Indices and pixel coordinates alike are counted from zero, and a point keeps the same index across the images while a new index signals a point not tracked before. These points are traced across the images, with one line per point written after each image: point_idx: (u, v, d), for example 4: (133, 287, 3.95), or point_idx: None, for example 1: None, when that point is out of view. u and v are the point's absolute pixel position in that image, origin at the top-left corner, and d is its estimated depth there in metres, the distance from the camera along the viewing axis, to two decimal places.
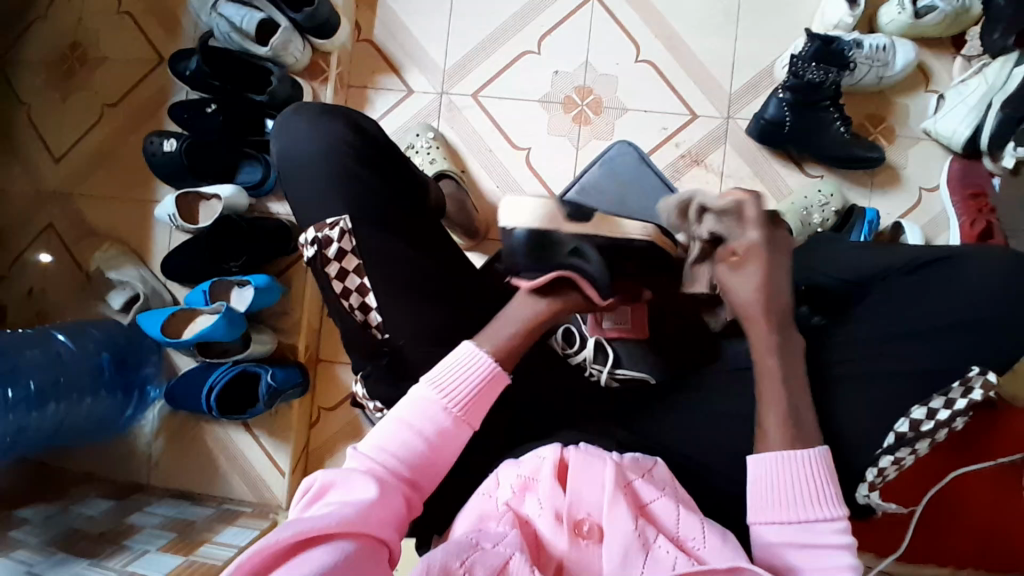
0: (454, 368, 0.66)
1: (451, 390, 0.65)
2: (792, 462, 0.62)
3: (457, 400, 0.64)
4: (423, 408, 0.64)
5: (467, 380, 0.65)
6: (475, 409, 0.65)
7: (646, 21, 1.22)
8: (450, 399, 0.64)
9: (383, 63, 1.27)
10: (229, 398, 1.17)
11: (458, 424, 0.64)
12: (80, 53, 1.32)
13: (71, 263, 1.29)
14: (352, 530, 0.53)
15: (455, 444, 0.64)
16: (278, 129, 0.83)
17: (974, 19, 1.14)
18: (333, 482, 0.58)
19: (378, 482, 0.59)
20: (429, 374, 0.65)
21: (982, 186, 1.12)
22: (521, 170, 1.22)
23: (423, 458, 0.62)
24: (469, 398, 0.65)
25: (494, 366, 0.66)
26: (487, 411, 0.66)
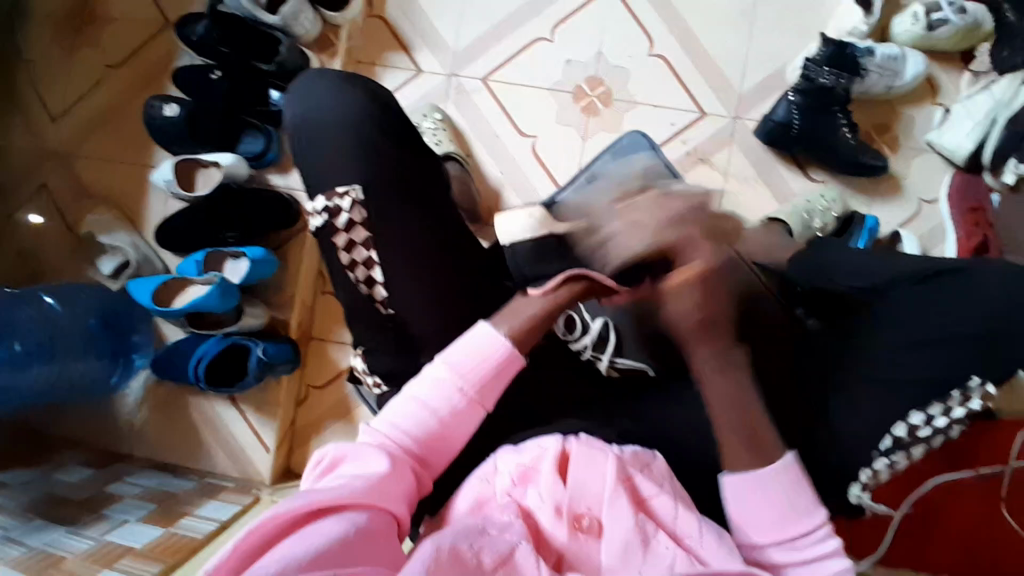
0: (470, 349, 0.65)
1: (466, 370, 0.64)
2: (761, 481, 0.62)
3: (471, 381, 0.64)
4: (438, 387, 0.64)
5: (482, 361, 0.65)
6: (488, 391, 0.65)
7: (661, 15, 1.21)
8: (465, 379, 0.64)
9: (394, 41, 1.25)
10: (219, 372, 1.15)
11: (471, 404, 0.64)
12: (85, 11, 1.29)
13: (63, 225, 1.27)
14: (363, 503, 0.54)
15: (468, 424, 0.65)
16: (293, 93, 0.82)
17: (985, 36, 1.15)
18: (346, 455, 0.59)
19: (389, 457, 0.59)
20: (446, 353, 0.65)
21: (982, 201, 1.12)
22: (526, 159, 1.21)
23: (434, 436, 0.63)
24: (483, 379, 0.65)
25: (510, 348, 0.66)
26: (500, 392, 0.66)
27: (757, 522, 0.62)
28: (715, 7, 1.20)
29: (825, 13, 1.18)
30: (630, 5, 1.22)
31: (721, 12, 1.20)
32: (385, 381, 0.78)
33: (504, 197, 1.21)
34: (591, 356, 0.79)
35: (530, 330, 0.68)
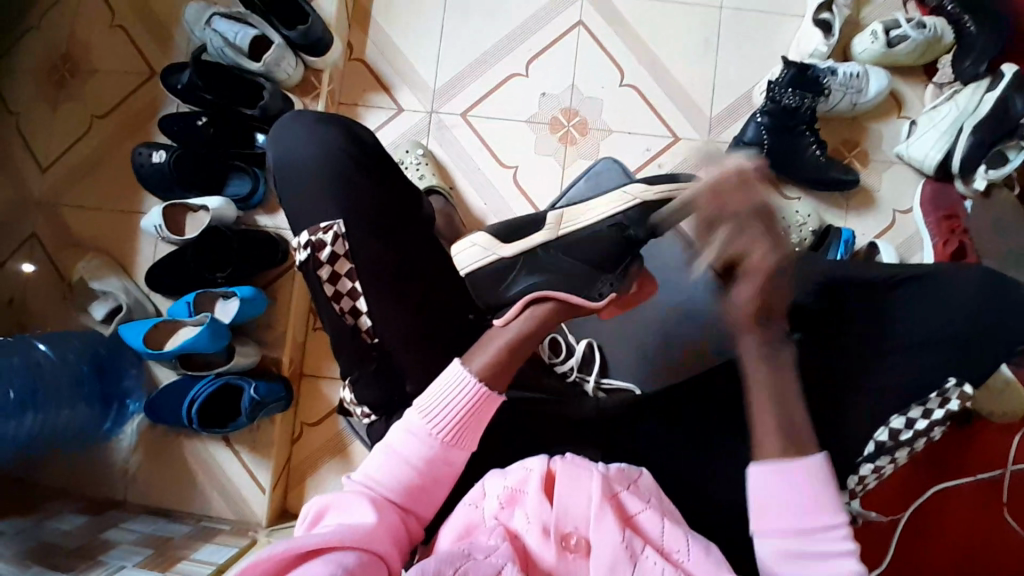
0: (442, 393, 0.66)
1: (439, 416, 0.65)
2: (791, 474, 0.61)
3: (445, 425, 0.65)
4: (412, 436, 0.64)
5: (453, 406, 0.65)
6: (465, 433, 0.65)
7: (631, 47, 1.26)
8: (439, 423, 0.64)
9: (374, 82, 1.29)
10: (211, 412, 1.16)
11: (450, 449, 0.65)
12: (71, 63, 1.32)
13: (53, 273, 1.28)
14: (348, 548, 0.55)
15: (450, 468, 0.65)
16: (275, 138, 0.85)
17: (946, 48, 1.20)
18: (331, 506, 0.60)
19: (374, 505, 0.60)
20: (418, 401, 0.66)
21: (954, 208, 1.17)
22: (508, 189, 1.24)
23: (417, 486, 0.63)
24: (456, 422, 0.65)
25: (482, 388, 0.66)
26: (480, 432, 0.67)
27: (777, 522, 0.60)
28: (681, 37, 1.26)
29: (787, 39, 1.24)
30: (600, 40, 1.27)
31: (687, 42, 1.26)
32: (374, 411, 0.78)
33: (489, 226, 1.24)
34: (578, 376, 0.95)
35: (501, 368, 0.68)
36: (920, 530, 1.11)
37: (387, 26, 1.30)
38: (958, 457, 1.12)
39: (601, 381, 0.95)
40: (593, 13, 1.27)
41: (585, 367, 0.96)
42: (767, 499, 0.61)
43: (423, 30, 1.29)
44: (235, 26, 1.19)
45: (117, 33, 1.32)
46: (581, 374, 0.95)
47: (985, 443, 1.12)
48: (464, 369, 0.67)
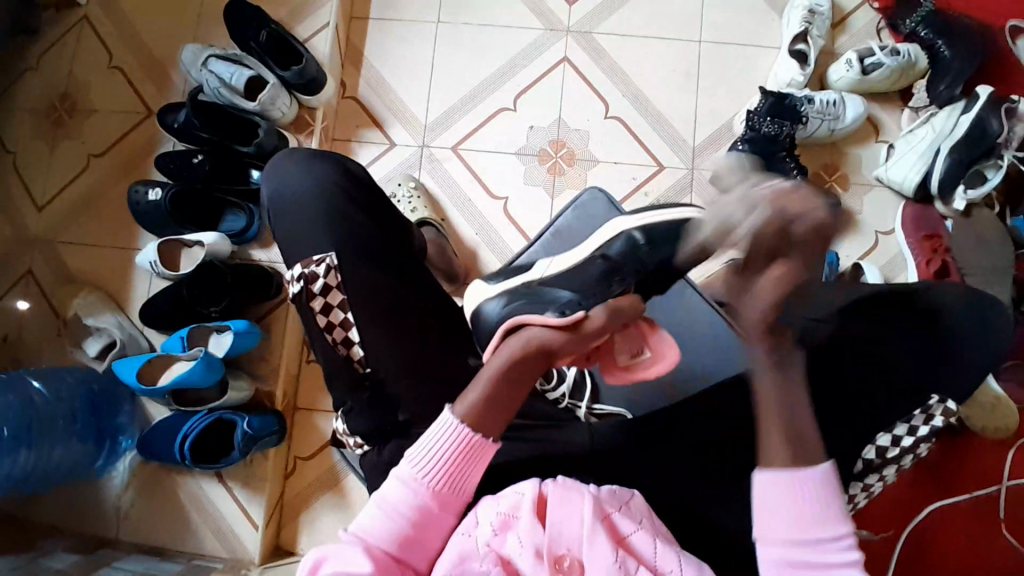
0: (434, 440, 0.66)
1: (432, 466, 0.65)
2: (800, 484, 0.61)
3: (438, 475, 0.65)
4: (404, 486, 0.65)
5: (446, 455, 0.65)
6: (457, 484, 0.65)
7: (615, 81, 1.30)
8: (431, 469, 0.65)
9: (367, 118, 1.33)
10: (204, 448, 1.15)
11: (442, 501, 0.65)
12: (69, 104, 1.35)
13: (47, 309, 1.28)
14: None
15: (441, 526, 0.65)
16: (270, 174, 0.87)
17: (921, 73, 1.25)
18: (326, 557, 0.61)
19: (368, 555, 0.61)
20: (412, 448, 0.66)
21: (936, 229, 1.21)
22: (499, 219, 1.27)
23: (410, 539, 0.64)
24: (449, 470, 0.65)
25: (474, 436, 0.65)
26: (474, 478, 0.66)
27: (781, 519, 0.60)
28: (663, 70, 1.30)
29: (765, 69, 1.30)
30: (585, 75, 1.31)
31: (668, 74, 1.30)
32: (366, 440, 0.78)
33: (481, 255, 1.26)
34: (570, 403, 0.93)
35: (495, 415, 0.66)
36: (920, 547, 1.11)
37: (379, 64, 1.34)
38: (952, 473, 1.13)
39: (593, 407, 0.92)
40: (578, 50, 1.32)
41: (576, 394, 0.94)
42: (770, 507, 0.61)
43: (414, 68, 1.34)
44: (230, 67, 1.22)
45: (115, 75, 1.36)
46: (572, 401, 0.94)
47: (978, 459, 1.13)
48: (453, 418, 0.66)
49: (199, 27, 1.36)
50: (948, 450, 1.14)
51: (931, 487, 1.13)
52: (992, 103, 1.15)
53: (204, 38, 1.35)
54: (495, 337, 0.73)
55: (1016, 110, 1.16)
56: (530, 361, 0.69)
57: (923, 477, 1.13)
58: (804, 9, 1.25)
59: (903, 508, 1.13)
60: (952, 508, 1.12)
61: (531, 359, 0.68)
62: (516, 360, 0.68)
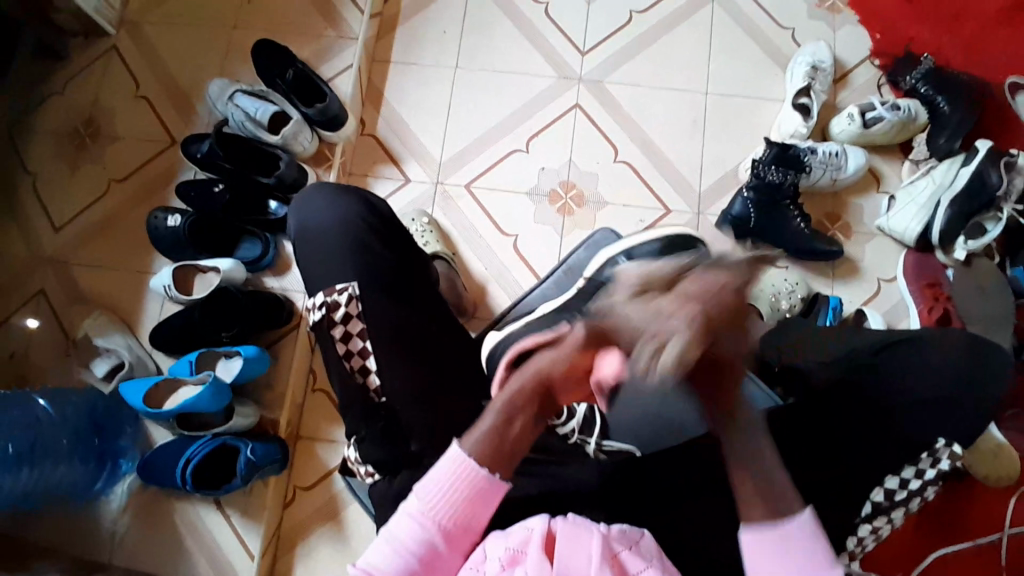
0: (439, 477, 0.67)
1: (439, 500, 0.66)
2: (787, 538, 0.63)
3: (447, 510, 0.66)
4: (412, 520, 0.66)
5: (454, 490, 0.66)
6: (465, 521, 0.66)
7: (624, 127, 1.35)
8: (439, 506, 0.66)
9: (384, 154, 1.37)
10: (205, 475, 1.15)
11: (450, 538, 0.66)
12: (93, 128, 1.40)
13: (59, 328, 1.30)
14: None
15: (448, 564, 0.66)
16: (296, 205, 0.90)
17: (920, 127, 1.29)
18: None
19: None
20: (418, 484, 0.67)
21: (936, 276, 1.23)
22: (509, 255, 1.30)
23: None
24: (457, 507, 0.66)
25: (481, 474, 0.66)
26: (481, 514, 0.67)
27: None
28: (670, 119, 1.35)
29: (768, 120, 1.34)
30: (595, 121, 1.36)
31: (675, 122, 1.35)
32: (377, 470, 0.79)
33: (489, 289, 1.28)
34: (579, 439, 0.91)
35: (519, 441, 0.68)
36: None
37: (397, 104, 1.39)
38: (960, 525, 1.12)
39: (602, 443, 0.91)
40: (588, 97, 1.37)
41: (586, 429, 0.92)
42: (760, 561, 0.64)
43: (431, 109, 1.39)
44: (256, 102, 1.28)
45: (141, 104, 1.41)
46: (582, 437, 0.92)
47: (984, 508, 1.13)
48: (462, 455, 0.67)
49: (225, 62, 1.42)
50: (956, 500, 1.13)
51: (939, 538, 1.12)
52: (991, 157, 1.18)
53: (231, 73, 1.41)
54: (500, 371, 0.74)
55: (1016, 163, 1.18)
56: (538, 395, 0.69)
57: (928, 525, 1.12)
58: (806, 65, 1.32)
59: (909, 558, 1.11)
60: (960, 560, 1.11)
61: (534, 396, 0.69)
62: (528, 395, 0.69)
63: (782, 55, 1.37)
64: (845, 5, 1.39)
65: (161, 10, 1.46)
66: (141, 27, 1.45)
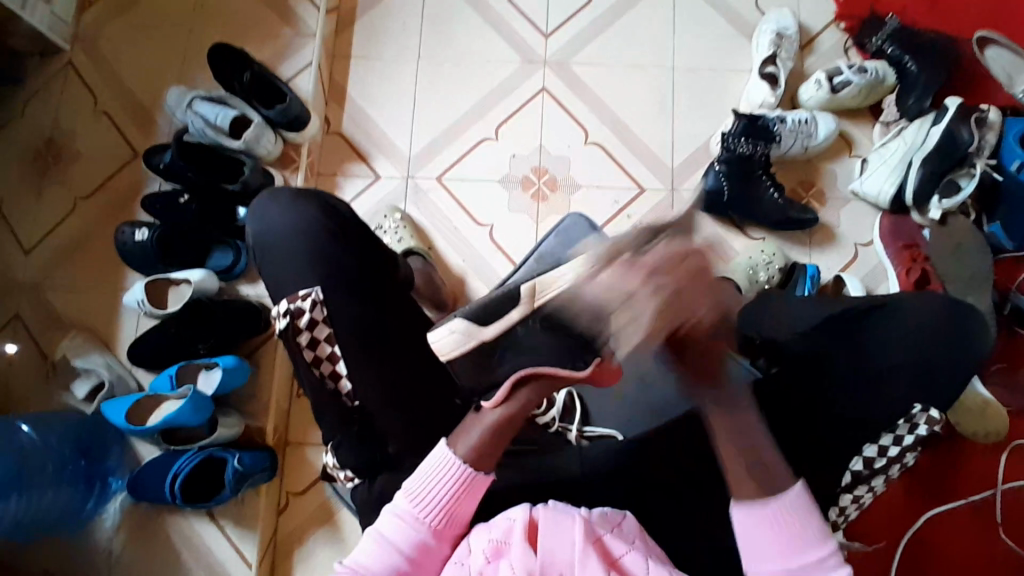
0: (426, 477, 0.67)
1: (425, 499, 0.66)
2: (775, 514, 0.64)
3: (433, 508, 0.66)
4: (399, 521, 0.66)
5: (438, 485, 0.66)
6: (452, 516, 0.66)
7: (592, 109, 1.34)
8: (424, 506, 0.66)
9: (352, 152, 1.35)
10: (194, 487, 1.14)
11: (437, 535, 0.66)
12: (54, 147, 1.36)
13: (36, 353, 1.27)
14: None
15: (435, 558, 0.66)
16: (255, 212, 0.88)
17: (889, 89, 1.29)
18: None
19: None
20: (404, 485, 0.67)
21: (913, 238, 1.24)
22: (486, 247, 1.29)
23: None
24: (444, 504, 0.66)
25: (466, 471, 0.67)
26: (467, 511, 0.67)
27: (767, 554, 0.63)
28: (638, 97, 1.34)
29: (736, 92, 1.34)
30: (563, 104, 1.35)
31: (644, 100, 1.34)
32: (358, 474, 0.79)
33: (468, 282, 1.27)
34: (562, 426, 0.95)
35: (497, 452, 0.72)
36: (918, 556, 1.12)
37: (362, 99, 1.37)
38: (944, 482, 1.15)
39: (584, 428, 0.95)
40: (555, 81, 1.36)
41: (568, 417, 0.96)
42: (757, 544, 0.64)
43: (396, 103, 1.36)
44: (215, 107, 1.24)
45: (101, 118, 1.37)
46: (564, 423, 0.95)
47: (968, 462, 1.15)
48: (450, 456, 0.67)
49: (183, 69, 1.38)
50: (940, 458, 1.15)
51: (924, 498, 1.14)
52: (962, 114, 1.18)
53: (189, 80, 1.37)
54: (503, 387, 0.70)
55: (987, 119, 1.20)
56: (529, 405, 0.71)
57: (917, 484, 1.15)
58: (771, 34, 1.31)
59: (898, 519, 1.13)
60: (947, 517, 1.13)
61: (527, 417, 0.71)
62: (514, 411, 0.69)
63: (746, 25, 1.36)
64: None
65: (114, 20, 1.42)
66: (94, 38, 1.41)
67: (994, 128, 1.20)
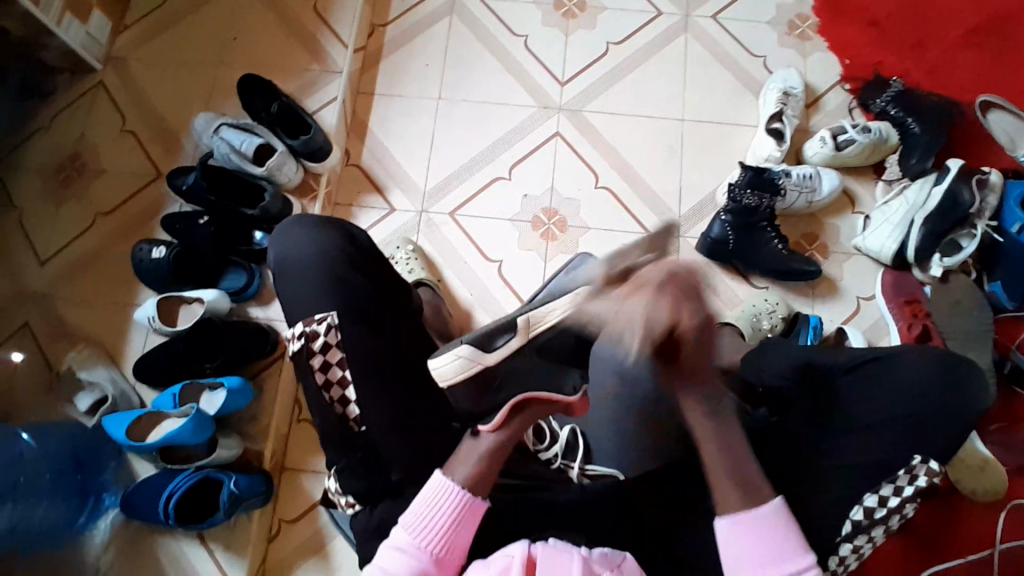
0: (427, 509, 0.71)
1: (424, 528, 0.70)
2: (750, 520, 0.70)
3: (434, 539, 0.70)
4: (401, 554, 0.69)
5: (437, 515, 0.71)
6: (453, 545, 0.70)
7: (604, 156, 1.38)
8: (423, 538, 0.70)
9: (368, 184, 1.39)
10: (187, 508, 1.13)
11: (440, 563, 0.69)
12: (81, 163, 1.40)
13: (43, 365, 1.27)
14: None
15: None
16: (277, 236, 0.91)
17: (892, 148, 1.33)
18: None
19: None
20: (403, 518, 0.71)
21: (914, 293, 1.25)
22: (493, 282, 1.31)
23: None
24: (446, 534, 0.70)
25: (469, 497, 0.72)
26: (467, 538, 0.71)
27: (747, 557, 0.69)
28: (648, 145, 1.39)
29: (742, 145, 1.38)
30: (575, 149, 1.39)
31: (653, 149, 1.38)
32: (359, 500, 0.79)
33: (475, 317, 1.29)
34: (562, 462, 0.91)
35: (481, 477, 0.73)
36: None
37: (382, 134, 1.42)
38: (945, 544, 1.13)
39: (586, 468, 0.89)
40: (569, 126, 1.41)
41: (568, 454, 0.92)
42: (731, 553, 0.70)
43: (415, 140, 1.41)
44: (241, 135, 1.30)
45: (127, 138, 1.42)
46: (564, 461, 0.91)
47: (970, 523, 1.14)
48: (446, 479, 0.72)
49: (212, 97, 1.44)
50: (940, 520, 1.14)
51: (924, 559, 1.13)
52: (963, 174, 1.22)
53: (217, 106, 1.43)
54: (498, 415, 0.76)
55: (987, 180, 1.22)
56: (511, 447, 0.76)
57: (916, 541, 1.13)
58: (778, 91, 1.36)
59: None
60: None
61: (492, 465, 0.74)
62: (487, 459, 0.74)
63: (755, 83, 1.42)
64: (815, 33, 1.44)
65: (148, 46, 1.48)
66: (129, 62, 1.47)
67: (995, 190, 1.22)
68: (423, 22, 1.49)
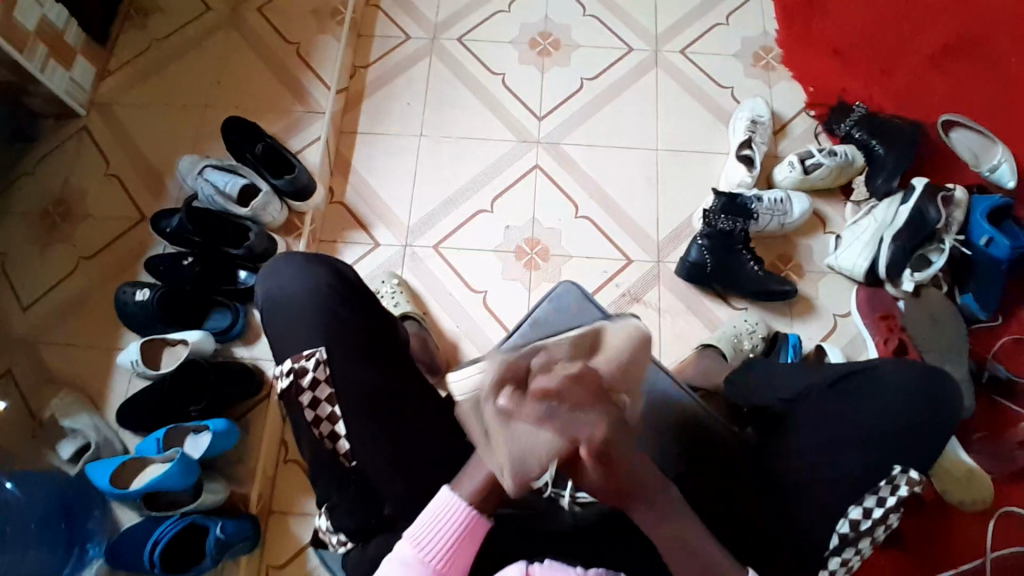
0: (434, 520, 0.71)
1: (430, 542, 0.70)
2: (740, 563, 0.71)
3: (438, 552, 0.70)
4: (404, 565, 0.70)
5: (445, 525, 0.71)
6: (455, 560, 0.71)
7: (583, 186, 1.42)
8: (427, 551, 0.70)
9: (353, 221, 1.41)
10: (172, 557, 1.08)
11: None
12: (64, 208, 1.41)
13: (24, 412, 1.25)
14: None
15: None
16: (265, 275, 0.92)
17: (859, 169, 1.39)
18: None
19: None
20: (409, 528, 0.71)
21: (890, 309, 1.29)
22: (479, 313, 1.33)
23: None
24: (450, 548, 0.71)
25: (475, 513, 0.72)
26: (470, 554, 0.72)
27: None
28: (626, 174, 1.43)
29: (715, 172, 1.44)
30: (555, 180, 1.43)
31: (630, 178, 1.43)
32: (351, 537, 0.81)
33: (462, 347, 1.30)
34: None
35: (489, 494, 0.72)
36: None
37: (366, 171, 1.45)
38: (933, 556, 1.15)
39: None
40: (547, 158, 1.45)
41: None
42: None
43: (398, 176, 1.44)
44: (226, 176, 1.32)
45: (111, 182, 1.43)
46: None
47: (955, 534, 1.16)
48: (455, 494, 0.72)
49: (196, 139, 1.46)
50: (928, 532, 1.16)
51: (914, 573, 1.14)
52: (929, 192, 1.27)
53: (201, 148, 1.45)
54: None
55: (953, 197, 1.28)
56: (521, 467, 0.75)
57: (905, 555, 1.15)
58: (746, 120, 1.42)
59: None
60: None
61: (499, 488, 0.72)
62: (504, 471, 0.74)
63: (724, 112, 1.48)
64: (779, 64, 1.52)
65: (132, 91, 1.50)
66: (113, 107, 1.49)
67: (961, 206, 1.28)
68: (404, 62, 1.53)
